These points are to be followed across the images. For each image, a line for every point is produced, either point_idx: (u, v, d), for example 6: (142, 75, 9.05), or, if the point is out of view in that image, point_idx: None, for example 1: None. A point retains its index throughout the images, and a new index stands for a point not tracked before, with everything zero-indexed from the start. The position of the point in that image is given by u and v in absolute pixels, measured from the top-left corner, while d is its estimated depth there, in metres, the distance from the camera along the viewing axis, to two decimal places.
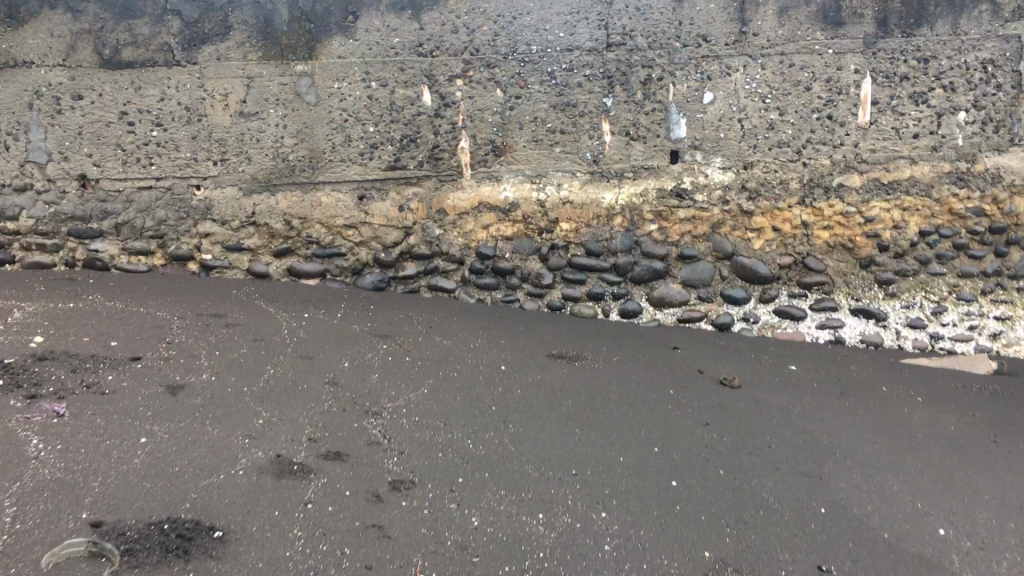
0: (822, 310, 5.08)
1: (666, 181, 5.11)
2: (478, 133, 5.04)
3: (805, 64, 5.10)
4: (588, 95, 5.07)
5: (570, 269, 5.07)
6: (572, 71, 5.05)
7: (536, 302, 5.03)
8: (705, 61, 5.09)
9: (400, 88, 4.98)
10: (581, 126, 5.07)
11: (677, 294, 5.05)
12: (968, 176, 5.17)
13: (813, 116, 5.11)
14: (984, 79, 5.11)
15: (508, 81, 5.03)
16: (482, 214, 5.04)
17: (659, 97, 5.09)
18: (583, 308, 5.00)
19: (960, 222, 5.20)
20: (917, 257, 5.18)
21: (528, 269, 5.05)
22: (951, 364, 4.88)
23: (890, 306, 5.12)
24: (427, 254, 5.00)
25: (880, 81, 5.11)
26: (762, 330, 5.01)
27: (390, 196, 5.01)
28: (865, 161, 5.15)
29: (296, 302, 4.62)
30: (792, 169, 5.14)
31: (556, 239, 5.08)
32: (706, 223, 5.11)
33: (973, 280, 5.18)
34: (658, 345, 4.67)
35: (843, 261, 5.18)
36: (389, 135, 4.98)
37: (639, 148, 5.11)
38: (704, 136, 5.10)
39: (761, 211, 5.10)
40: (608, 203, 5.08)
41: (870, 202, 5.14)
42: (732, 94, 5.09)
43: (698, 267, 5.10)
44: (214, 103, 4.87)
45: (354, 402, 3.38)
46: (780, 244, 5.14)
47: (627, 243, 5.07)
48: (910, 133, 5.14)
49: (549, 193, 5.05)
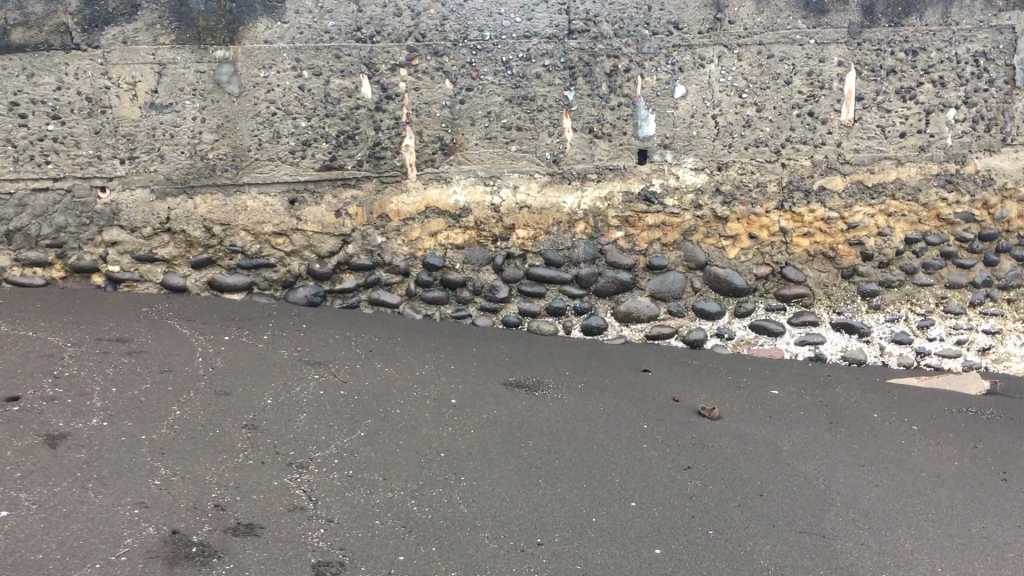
0: (802, 324, 4.69)
1: (633, 183, 4.63)
2: (425, 129, 4.50)
3: (785, 56, 4.61)
4: (547, 87, 4.54)
5: (529, 281, 4.60)
6: (530, 60, 4.51)
7: (489, 317, 4.55)
8: (676, 50, 4.57)
9: (336, 79, 4.39)
10: (539, 122, 4.56)
11: (645, 308, 4.61)
12: (957, 178, 4.78)
13: (793, 113, 4.66)
14: (975, 74, 4.69)
15: (458, 71, 4.47)
16: (429, 219, 4.52)
17: (626, 91, 4.57)
18: (542, 324, 4.53)
19: (948, 229, 4.81)
20: (903, 266, 4.80)
21: (480, 281, 4.55)
22: (942, 383, 4.52)
23: (874, 319, 4.75)
24: (368, 265, 4.49)
25: (865, 75, 4.66)
26: (738, 346, 4.61)
27: (326, 199, 4.46)
28: (848, 162, 4.72)
29: (217, 322, 4.06)
30: (769, 170, 4.70)
31: (511, 248, 4.58)
32: (677, 229, 4.66)
33: (961, 291, 4.82)
34: (627, 367, 4.21)
35: (823, 271, 4.77)
36: (324, 132, 4.42)
37: (603, 146, 4.62)
38: (674, 134, 4.63)
39: (736, 216, 4.67)
40: (570, 207, 4.59)
41: (854, 206, 4.73)
42: (705, 88, 4.60)
43: (668, 278, 4.66)
44: (120, 93, 4.26)
45: (275, 452, 2.84)
46: (756, 252, 4.73)
47: (590, 252, 4.60)
48: (896, 132, 4.72)
49: (504, 196, 4.55)
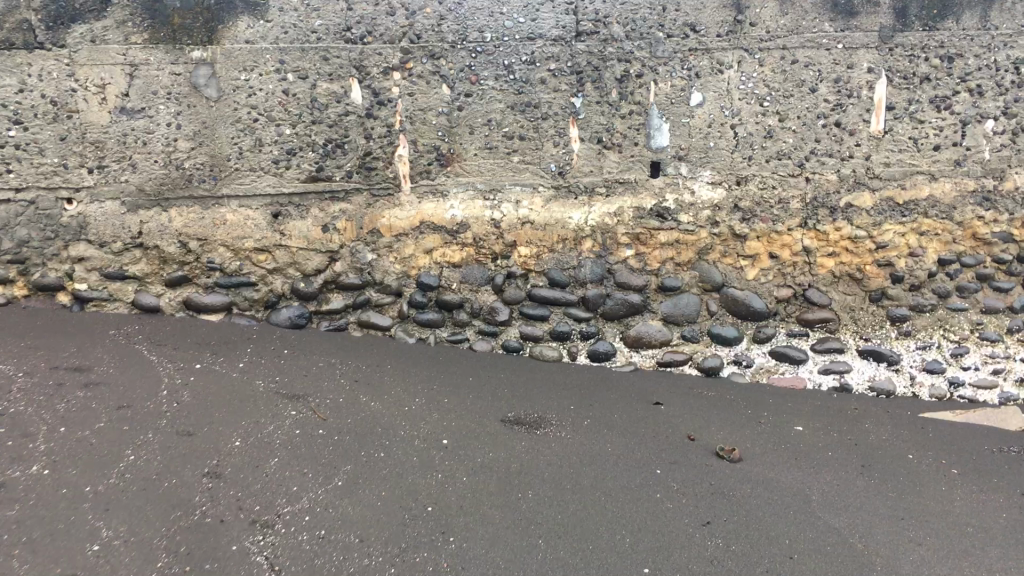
0: (827, 351, 4.34)
1: (645, 199, 4.29)
2: (420, 138, 4.16)
3: (811, 61, 4.26)
4: (553, 93, 4.19)
5: (531, 302, 4.26)
6: (534, 64, 4.16)
7: (488, 341, 4.21)
8: (693, 55, 4.22)
9: (323, 82, 4.05)
10: (543, 131, 4.21)
11: (657, 332, 4.26)
12: (995, 195, 4.42)
13: (818, 123, 4.31)
14: (1016, 82, 4.34)
15: (456, 75, 4.13)
16: (424, 235, 4.18)
17: (638, 98, 4.23)
18: (545, 349, 4.19)
19: (985, 249, 4.46)
20: (936, 289, 4.46)
21: (478, 302, 4.22)
22: (979, 419, 4.18)
23: (903, 346, 4.40)
24: (357, 284, 4.15)
25: (896, 82, 4.31)
26: (756, 375, 4.27)
27: (312, 213, 4.12)
28: (877, 177, 4.37)
29: (190, 347, 3.72)
30: (793, 185, 4.34)
31: (513, 267, 4.25)
32: (691, 248, 4.32)
33: (998, 317, 4.47)
34: (637, 400, 3.85)
35: (849, 294, 4.42)
36: (311, 140, 4.07)
37: (613, 158, 4.27)
38: (690, 145, 4.28)
39: (756, 234, 4.32)
40: (576, 223, 4.25)
41: (883, 225, 4.37)
42: (724, 95, 4.25)
43: (682, 300, 4.31)
44: (87, 97, 3.93)
45: (238, 507, 2.50)
46: (777, 273, 4.38)
47: (598, 272, 4.26)
48: (930, 145, 4.37)
49: (506, 211, 4.21)
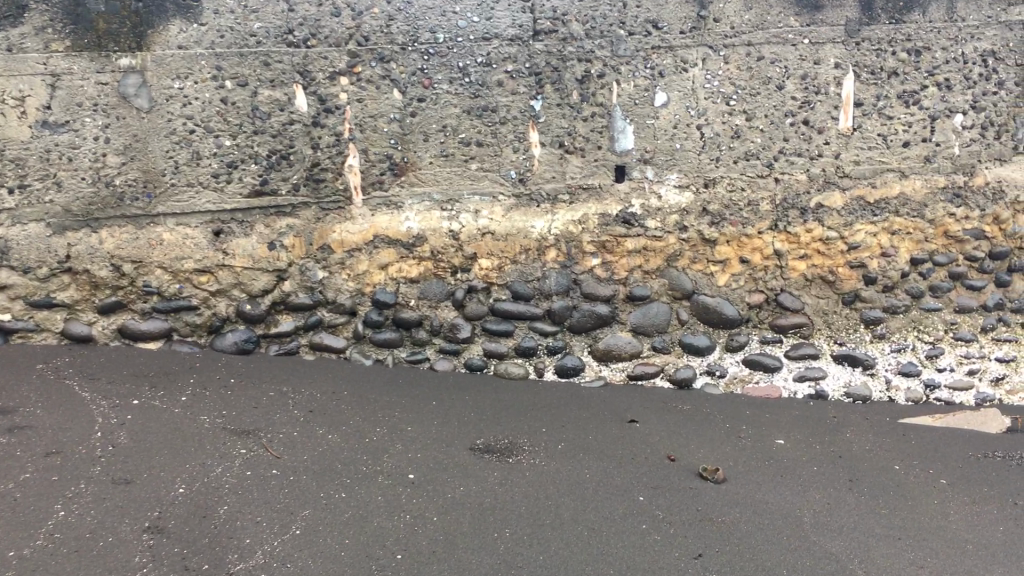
0: (801, 357, 4.18)
1: (610, 205, 4.09)
2: (371, 147, 3.91)
3: (777, 57, 4.10)
4: (511, 96, 3.97)
5: (494, 317, 4.03)
6: (490, 66, 3.93)
7: (450, 360, 3.96)
8: (655, 53, 4.03)
9: (265, 90, 3.77)
10: (502, 136, 3.99)
11: (627, 344, 4.07)
12: (966, 191, 4.31)
13: (785, 122, 4.15)
14: (983, 75, 4.24)
15: (408, 79, 3.88)
16: (378, 250, 3.93)
17: (600, 99, 4.03)
18: (510, 366, 3.96)
19: (958, 247, 4.34)
20: (909, 290, 4.32)
21: (438, 319, 3.97)
22: (959, 422, 4.04)
23: (878, 349, 4.26)
24: (308, 304, 3.88)
25: (864, 78, 4.18)
26: (730, 386, 4.09)
27: (257, 230, 3.84)
28: (847, 176, 4.23)
29: (127, 380, 3.42)
30: (762, 187, 4.17)
31: (474, 280, 4.02)
32: (660, 255, 4.12)
33: (972, 316, 4.35)
34: (611, 418, 3.64)
35: (822, 297, 4.27)
36: (253, 151, 3.79)
37: (575, 162, 4.07)
38: (655, 147, 4.09)
39: (726, 238, 4.15)
40: (539, 233, 4.03)
41: (854, 225, 4.23)
42: (689, 94, 4.07)
43: (651, 309, 4.13)
44: (5, 110, 3.61)
45: (183, 568, 2.28)
46: (748, 278, 4.21)
47: (564, 283, 4.06)
48: (899, 141, 4.24)
49: (465, 222, 3.97)
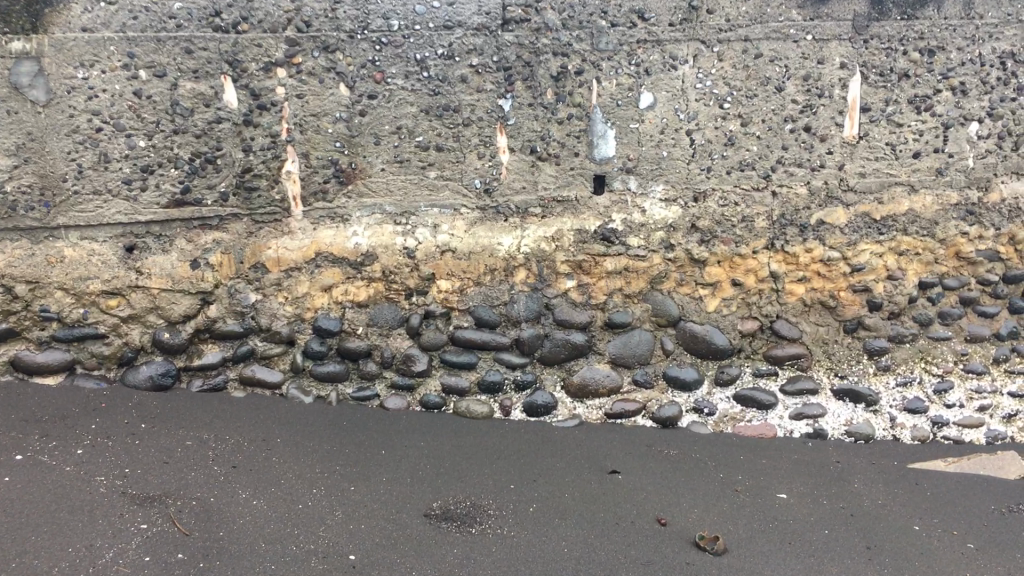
0: (799, 393, 3.72)
1: (588, 220, 3.60)
2: (313, 151, 3.38)
3: (777, 55, 3.62)
4: (475, 94, 3.45)
5: (454, 347, 3.53)
6: (452, 59, 3.40)
7: (404, 397, 3.45)
8: (641, 48, 3.53)
9: (186, 81, 3.21)
10: (465, 140, 3.48)
11: (605, 378, 3.59)
12: (979, 208, 3.90)
13: (785, 128, 3.69)
14: (1002, 79, 3.80)
15: (356, 73, 3.34)
16: (320, 269, 3.41)
17: (578, 99, 3.52)
18: (472, 405, 3.45)
19: (969, 269, 3.93)
20: (916, 317, 3.90)
21: (390, 350, 3.46)
22: (974, 467, 3.61)
23: (882, 384, 3.82)
24: (238, 332, 3.35)
25: (872, 80, 3.72)
26: (720, 425, 3.62)
27: (178, 245, 3.31)
28: (851, 190, 3.78)
29: (14, 427, 2.87)
30: (757, 202, 3.71)
31: (431, 305, 3.51)
32: (643, 277, 3.65)
33: (983, 345, 3.94)
34: (590, 468, 3.15)
35: (822, 325, 3.83)
36: (173, 154, 3.25)
37: (549, 171, 3.58)
38: (640, 156, 3.61)
39: (716, 258, 3.68)
40: (506, 250, 3.54)
41: (859, 244, 3.78)
42: (678, 96, 3.59)
43: (632, 338, 3.65)
44: None
45: None
46: (741, 303, 3.76)
47: (533, 308, 3.57)
48: (909, 151, 3.81)
49: (421, 238, 3.48)
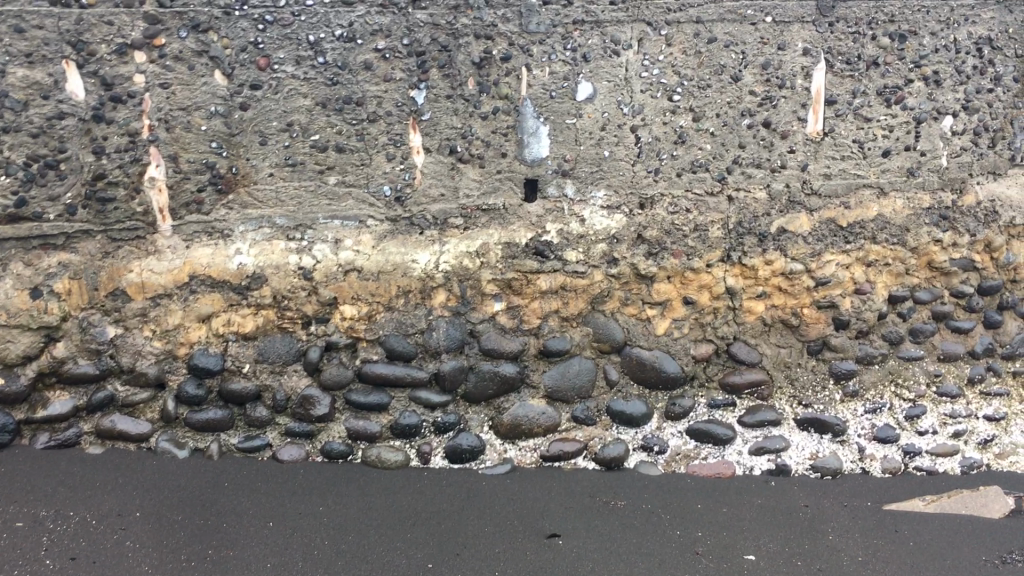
0: (759, 425, 3.27)
1: (518, 231, 3.08)
2: (182, 152, 2.80)
3: (732, 40, 3.14)
4: (383, 84, 2.90)
5: (361, 385, 2.97)
6: (354, 42, 2.84)
7: (302, 446, 2.90)
8: (578, 30, 3.02)
9: (18, 67, 2.62)
10: (371, 139, 2.93)
11: (541, 416, 3.08)
12: (954, 212, 3.49)
13: (742, 123, 3.21)
14: (978, 68, 3.40)
15: (235, 58, 2.77)
16: (195, 296, 2.84)
17: (505, 89, 2.99)
18: (384, 453, 2.92)
19: (943, 280, 3.53)
20: (886, 335, 3.47)
21: (284, 391, 2.89)
22: (956, 507, 3.16)
23: (849, 410, 3.40)
24: (93, 375, 2.78)
25: (838, 68, 3.27)
26: (672, 465, 3.15)
27: (14, 270, 2.71)
28: (815, 193, 3.33)
29: None
30: (711, 208, 3.23)
31: (334, 335, 2.96)
32: (583, 297, 3.15)
33: (957, 365, 3.55)
34: (523, 532, 2.66)
35: (783, 347, 3.37)
36: (4, 158, 2.65)
37: (471, 175, 3.04)
38: (578, 156, 3.10)
39: (666, 273, 3.20)
40: (422, 269, 2.98)
41: (824, 255, 3.34)
42: (621, 86, 3.08)
43: (571, 367, 3.15)
44: None
45: None
46: (694, 324, 3.28)
47: (456, 336, 3.03)
48: (878, 150, 3.37)
49: (320, 255, 2.92)
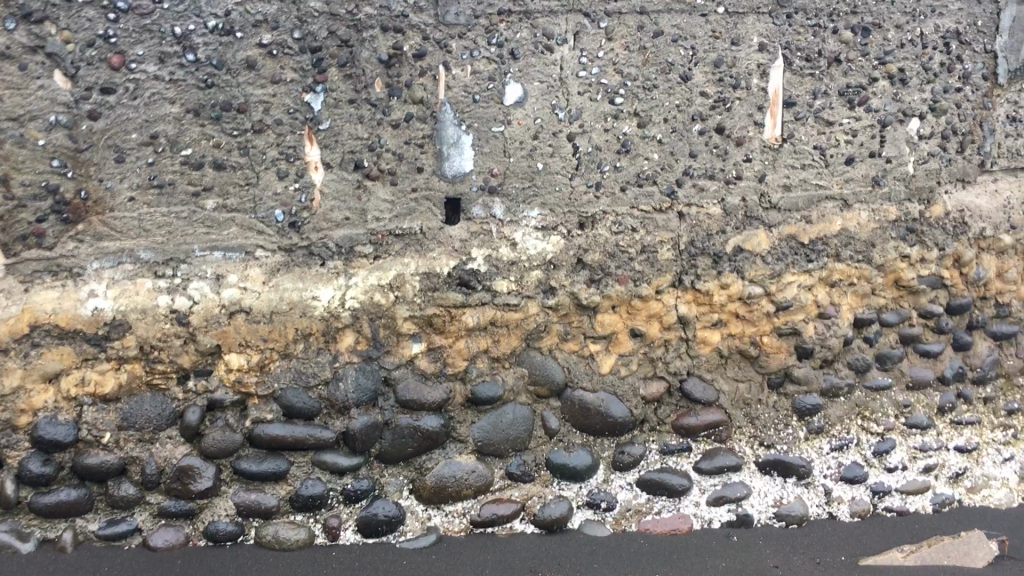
0: (718, 470, 2.86)
1: (439, 259, 2.61)
2: (14, 173, 2.26)
3: (680, 34, 2.73)
4: (270, 87, 2.40)
5: (253, 450, 2.47)
6: (232, 36, 2.34)
7: (178, 527, 2.41)
8: (503, 21, 2.56)
9: None
10: (257, 154, 2.43)
11: (470, 474, 2.61)
12: (921, 225, 3.15)
13: (692, 129, 2.80)
14: (946, 65, 3.07)
15: (82, 56, 2.25)
16: (39, 351, 2.32)
17: (420, 93, 2.52)
18: (283, 531, 2.43)
19: (910, 300, 3.18)
20: (853, 363, 3.10)
21: (156, 463, 2.39)
22: (938, 558, 2.82)
23: (814, 449, 3.01)
24: None
25: (797, 66, 2.89)
26: (622, 523, 2.73)
27: None
28: (774, 208, 2.94)
29: None
30: (659, 227, 2.81)
31: (218, 392, 2.44)
32: (516, 333, 2.70)
33: (926, 393, 3.20)
34: None
35: (742, 381, 2.97)
36: None
37: (382, 194, 2.56)
38: (506, 170, 2.64)
39: (610, 303, 2.77)
40: (324, 307, 2.49)
41: (785, 276, 2.95)
42: (556, 88, 2.64)
43: (505, 417, 2.69)
44: None
45: None
46: (643, 359, 2.86)
47: (367, 386, 2.55)
48: (840, 156, 3.00)
49: (198, 294, 2.42)
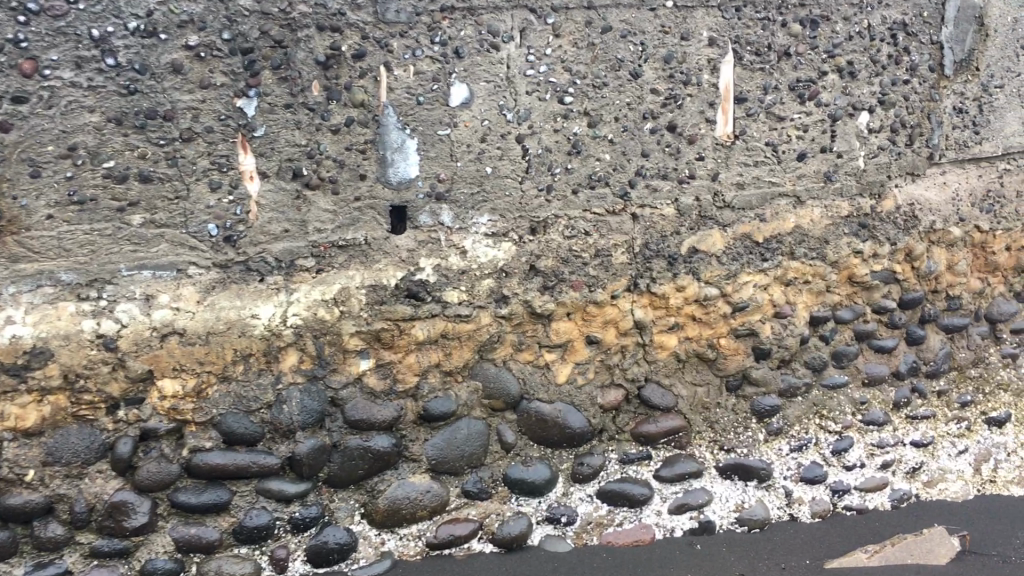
0: (678, 477, 2.78)
1: (386, 270, 2.48)
2: None
3: (630, 29, 2.63)
4: (199, 92, 2.24)
5: (192, 481, 2.32)
6: (156, 38, 2.18)
7: (112, 568, 2.24)
8: (446, 18, 2.43)
9: None
10: (187, 163, 2.27)
11: (425, 495, 2.50)
12: (873, 219, 3.11)
13: (644, 127, 2.71)
14: (894, 58, 3.03)
15: None
16: None
17: (361, 95, 2.38)
18: (228, 565, 2.30)
19: (864, 296, 3.14)
20: (810, 362, 3.05)
21: (86, 501, 2.22)
22: (901, 556, 2.73)
23: (773, 451, 2.94)
24: None
25: (747, 61, 2.82)
26: (583, 537, 2.62)
27: None
28: (728, 206, 2.87)
29: None
30: (613, 230, 2.72)
31: (152, 421, 2.28)
32: (468, 345, 2.58)
33: (882, 389, 3.15)
34: None
35: (700, 385, 2.90)
36: None
37: (323, 203, 2.42)
38: (453, 175, 2.52)
39: (565, 310, 2.68)
40: (264, 326, 2.35)
41: (740, 276, 2.88)
42: (503, 87, 2.52)
43: (459, 432, 2.57)
44: None
45: None
46: (599, 367, 2.77)
47: (313, 408, 2.42)
48: (792, 152, 2.94)
49: (126, 317, 2.24)
